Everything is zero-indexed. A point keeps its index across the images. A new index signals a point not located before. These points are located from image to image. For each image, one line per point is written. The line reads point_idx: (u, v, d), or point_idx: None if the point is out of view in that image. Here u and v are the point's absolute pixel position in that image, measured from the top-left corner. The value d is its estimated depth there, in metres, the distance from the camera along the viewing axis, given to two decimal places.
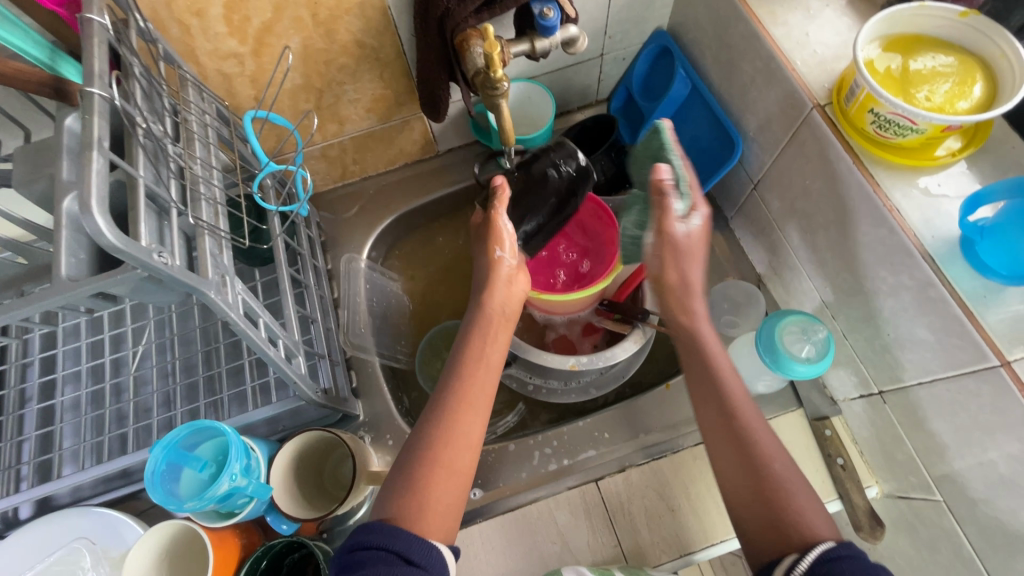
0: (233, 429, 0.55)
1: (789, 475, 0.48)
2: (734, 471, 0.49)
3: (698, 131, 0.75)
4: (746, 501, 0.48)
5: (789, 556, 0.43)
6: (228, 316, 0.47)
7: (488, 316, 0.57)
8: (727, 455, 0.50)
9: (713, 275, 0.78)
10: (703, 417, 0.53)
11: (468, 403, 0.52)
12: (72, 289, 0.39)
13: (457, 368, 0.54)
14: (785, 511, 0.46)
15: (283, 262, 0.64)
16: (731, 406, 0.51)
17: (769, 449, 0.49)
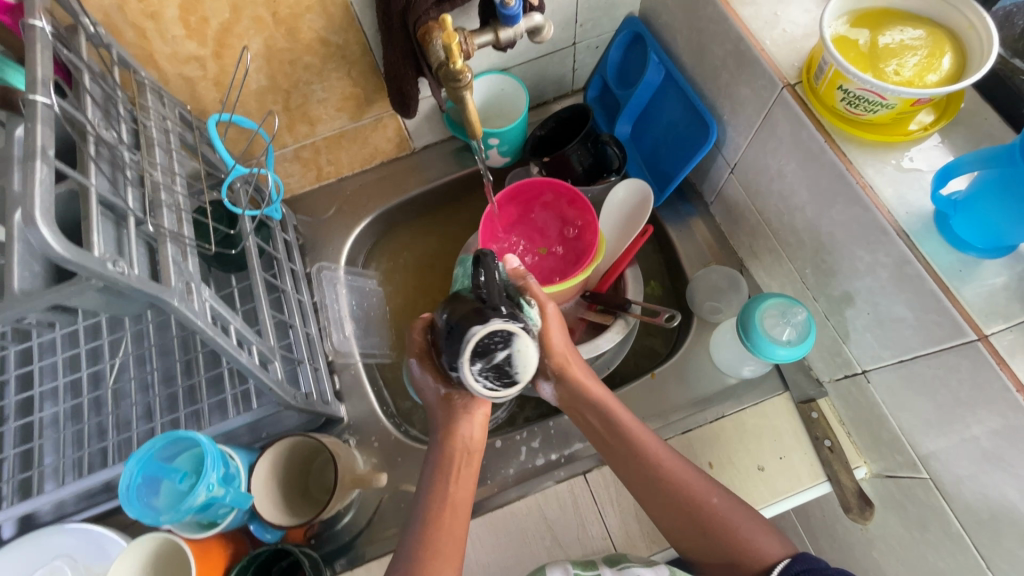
0: (208, 438, 0.54)
1: (725, 505, 0.54)
2: (675, 520, 0.55)
3: (673, 117, 0.74)
4: (697, 541, 0.54)
5: None
6: (194, 325, 0.46)
7: (453, 453, 0.58)
8: (664, 508, 0.55)
9: (695, 261, 0.77)
10: (653, 506, 0.56)
11: (434, 552, 0.52)
12: (25, 304, 0.38)
13: (424, 513, 0.55)
14: (730, 541, 0.52)
15: (256, 267, 0.63)
16: (673, 487, 0.55)
17: (717, 505, 0.54)
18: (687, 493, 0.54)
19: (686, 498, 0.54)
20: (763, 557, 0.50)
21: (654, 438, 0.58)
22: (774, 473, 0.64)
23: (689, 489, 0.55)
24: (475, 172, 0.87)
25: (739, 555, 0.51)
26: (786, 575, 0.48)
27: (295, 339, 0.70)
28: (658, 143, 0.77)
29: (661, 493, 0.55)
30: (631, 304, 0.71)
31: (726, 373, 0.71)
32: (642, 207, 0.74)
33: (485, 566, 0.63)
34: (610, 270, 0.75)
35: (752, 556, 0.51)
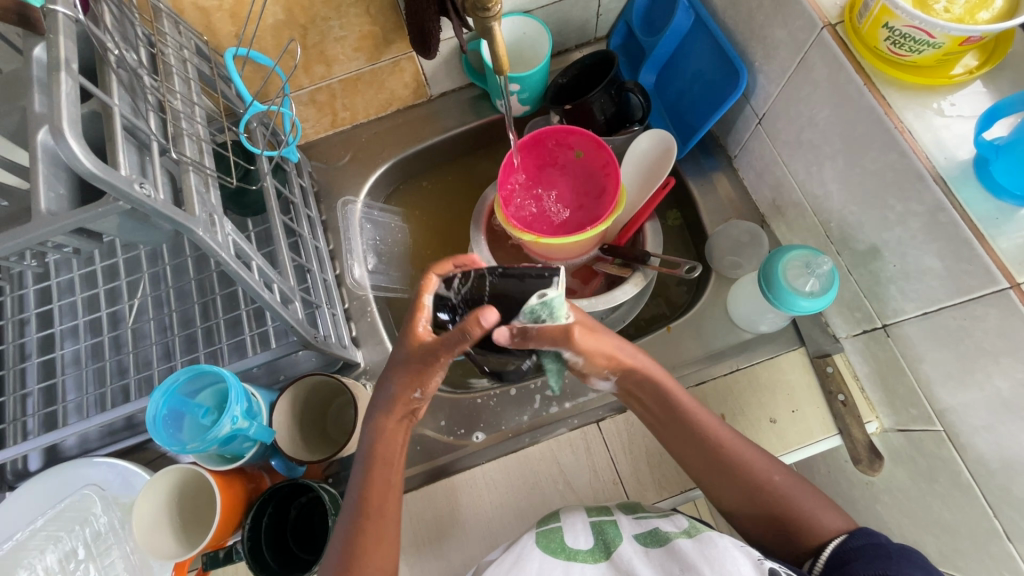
0: (231, 373, 0.55)
1: (786, 482, 0.54)
2: (740, 500, 0.55)
3: (701, 65, 0.71)
4: (758, 516, 0.54)
5: (808, 560, 0.50)
6: (219, 256, 0.45)
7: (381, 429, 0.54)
8: (726, 487, 0.55)
9: (715, 217, 0.76)
10: (724, 491, 0.55)
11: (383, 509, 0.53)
12: (54, 223, 0.38)
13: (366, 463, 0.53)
14: (792, 516, 0.53)
15: (275, 208, 0.62)
16: (744, 471, 0.55)
17: (786, 487, 0.54)
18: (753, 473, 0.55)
19: (749, 478, 0.55)
20: (823, 530, 0.51)
21: (723, 424, 0.58)
22: (786, 424, 0.65)
23: (752, 469, 0.55)
24: (492, 122, 0.85)
25: (801, 530, 0.52)
26: (840, 551, 0.49)
27: (312, 284, 0.70)
28: (683, 93, 0.75)
29: (729, 474, 0.55)
30: (650, 256, 0.70)
31: (742, 328, 0.71)
32: (665, 156, 0.72)
33: (497, 507, 0.65)
34: (629, 223, 0.74)
35: (812, 530, 0.52)
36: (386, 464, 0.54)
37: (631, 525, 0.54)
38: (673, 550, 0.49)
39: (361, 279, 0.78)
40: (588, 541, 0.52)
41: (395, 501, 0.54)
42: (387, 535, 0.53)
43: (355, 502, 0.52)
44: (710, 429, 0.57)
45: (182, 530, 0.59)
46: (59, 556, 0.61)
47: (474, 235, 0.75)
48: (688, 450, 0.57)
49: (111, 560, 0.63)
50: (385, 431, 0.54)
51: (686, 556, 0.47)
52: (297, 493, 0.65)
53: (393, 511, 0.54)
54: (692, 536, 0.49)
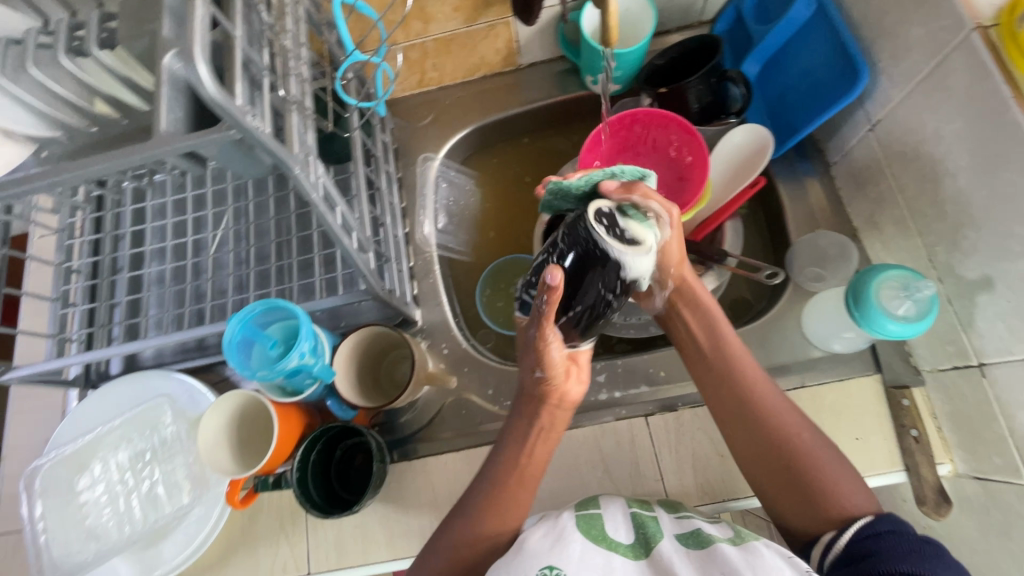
0: (303, 311, 0.57)
1: (820, 452, 0.55)
2: (766, 464, 0.56)
3: (813, 62, 0.66)
4: (783, 482, 0.55)
5: (828, 534, 0.51)
6: (310, 195, 0.47)
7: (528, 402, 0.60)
8: (749, 442, 0.57)
9: (803, 225, 0.72)
10: (746, 458, 0.57)
11: (531, 453, 0.59)
12: (169, 143, 0.40)
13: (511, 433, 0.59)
14: (817, 486, 0.53)
15: (360, 158, 0.64)
16: (775, 436, 0.56)
17: (821, 456, 0.54)
18: (781, 434, 0.56)
19: (777, 434, 0.56)
20: (846, 505, 0.52)
21: (772, 386, 0.59)
22: (847, 451, 0.62)
23: (785, 421, 0.57)
24: (578, 98, 0.83)
25: (824, 499, 0.53)
26: (857, 538, 0.49)
27: (384, 237, 0.71)
28: (788, 90, 0.70)
29: (755, 429, 0.57)
30: (727, 256, 0.67)
31: (813, 344, 0.67)
32: (759, 155, 0.68)
33: None
34: (710, 219, 0.71)
35: (836, 501, 0.52)
36: (529, 436, 0.59)
37: (672, 524, 0.53)
38: (714, 553, 0.48)
39: (430, 236, 0.79)
40: (629, 535, 0.52)
41: (541, 448, 0.59)
42: (528, 482, 0.58)
43: (507, 437, 0.60)
44: (748, 376, 0.59)
45: (240, 453, 0.63)
46: (131, 454, 0.68)
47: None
48: (719, 394, 0.59)
49: (173, 466, 0.68)
50: (529, 411, 0.59)
51: (730, 560, 0.47)
52: (345, 436, 0.68)
53: (539, 462, 0.59)
54: (737, 543, 0.49)
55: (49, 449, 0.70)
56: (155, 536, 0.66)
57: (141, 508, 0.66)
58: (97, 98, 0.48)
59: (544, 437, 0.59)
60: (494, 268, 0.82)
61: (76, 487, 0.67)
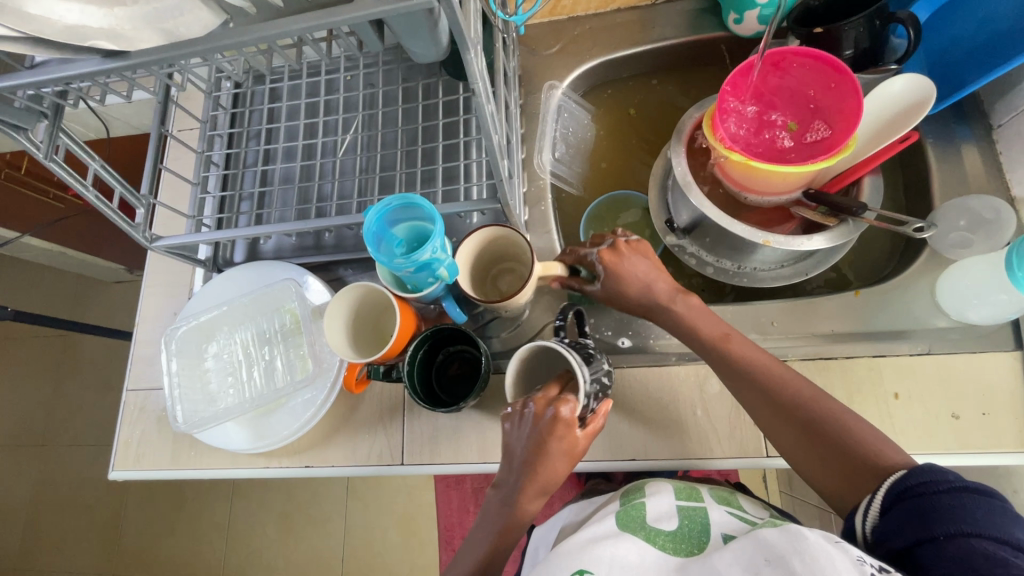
0: (437, 209, 0.59)
1: (862, 427, 0.53)
2: (812, 449, 0.54)
3: (1001, 9, 0.60)
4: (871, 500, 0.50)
5: (872, 497, 0.48)
6: (478, 82, 0.48)
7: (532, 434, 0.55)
8: (788, 431, 0.55)
9: (950, 189, 0.67)
10: (785, 438, 0.55)
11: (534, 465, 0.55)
12: (371, 7, 0.42)
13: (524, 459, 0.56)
14: (869, 462, 0.50)
15: (501, 69, 0.64)
16: (812, 423, 0.54)
17: (867, 436, 0.52)
18: (811, 411, 0.55)
19: (811, 416, 0.55)
20: (888, 461, 0.49)
21: (791, 373, 0.58)
22: (970, 424, 0.59)
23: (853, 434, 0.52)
24: (714, 39, 0.80)
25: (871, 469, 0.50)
26: (899, 491, 0.45)
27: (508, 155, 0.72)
28: (960, 40, 0.65)
29: (792, 423, 0.55)
30: (866, 210, 0.63)
31: (946, 313, 0.64)
32: (916, 109, 0.63)
33: (630, 410, 0.67)
34: (846, 172, 0.68)
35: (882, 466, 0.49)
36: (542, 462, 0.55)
37: (721, 524, 0.54)
38: (758, 539, 0.46)
39: (546, 164, 0.80)
40: (672, 523, 0.54)
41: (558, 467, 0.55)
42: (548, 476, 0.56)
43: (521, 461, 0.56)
44: (780, 378, 0.58)
45: (353, 339, 0.66)
46: (257, 331, 0.74)
47: (673, 147, 0.70)
48: (752, 391, 0.58)
49: (293, 345, 0.73)
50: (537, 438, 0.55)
51: (771, 546, 0.44)
52: (448, 341, 0.70)
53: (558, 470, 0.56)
54: (781, 528, 0.46)
55: (181, 316, 0.76)
56: (268, 407, 0.71)
57: (259, 380, 0.72)
58: None
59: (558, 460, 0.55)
60: (596, 207, 0.81)
61: (205, 352, 0.74)
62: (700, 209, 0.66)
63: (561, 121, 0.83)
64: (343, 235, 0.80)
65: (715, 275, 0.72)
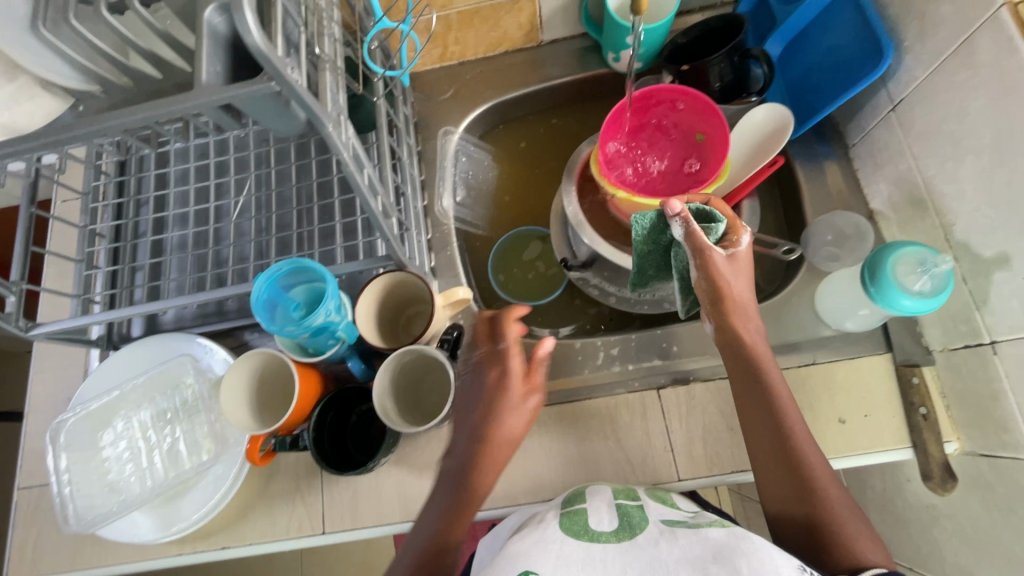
0: (328, 272, 0.58)
1: (839, 499, 0.51)
2: (789, 497, 0.53)
3: (838, 41, 0.66)
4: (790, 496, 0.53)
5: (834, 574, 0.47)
6: (342, 154, 0.48)
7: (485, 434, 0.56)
8: (776, 474, 0.54)
9: (819, 205, 0.72)
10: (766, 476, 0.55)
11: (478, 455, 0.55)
12: (212, 95, 0.41)
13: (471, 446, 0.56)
14: (837, 538, 0.49)
15: (384, 125, 0.65)
16: (799, 464, 0.53)
17: (836, 506, 0.51)
18: (804, 464, 0.53)
19: (802, 469, 0.53)
20: (859, 559, 0.47)
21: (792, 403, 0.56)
22: (855, 427, 0.63)
23: (795, 442, 0.54)
24: (599, 76, 0.83)
25: (831, 543, 0.49)
26: None
27: (404, 207, 0.72)
28: (810, 70, 0.70)
29: (781, 465, 0.54)
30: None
31: (826, 323, 0.68)
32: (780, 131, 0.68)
33: (547, 450, 0.67)
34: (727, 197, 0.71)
35: (846, 554, 0.48)
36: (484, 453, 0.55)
37: (658, 515, 0.53)
38: (705, 534, 0.46)
39: (448, 209, 0.80)
40: (613, 523, 0.52)
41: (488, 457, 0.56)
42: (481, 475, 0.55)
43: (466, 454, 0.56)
44: (783, 418, 0.55)
45: (258, 411, 0.64)
46: (154, 412, 0.70)
47: (565, 186, 0.73)
48: (753, 418, 0.56)
49: (195, 424, 0.69)
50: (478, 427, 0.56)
51: (720, 539, 0.44)
52: (361, 400, 0.69)
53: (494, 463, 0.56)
54: (726, 525, 0.46)
55: (71, 406, 0.71)
56: (172, 492, 0.67)
57: (161, 464, 0.68)
58: (133, 53, 0.49)
59: (491, 450, 0.56)
60: (498, 248, 0.83)
61: (98, 442, 0.69)
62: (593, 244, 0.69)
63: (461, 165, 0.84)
64: (246, 300, 0.77)
65: (617, 305, 0.75)
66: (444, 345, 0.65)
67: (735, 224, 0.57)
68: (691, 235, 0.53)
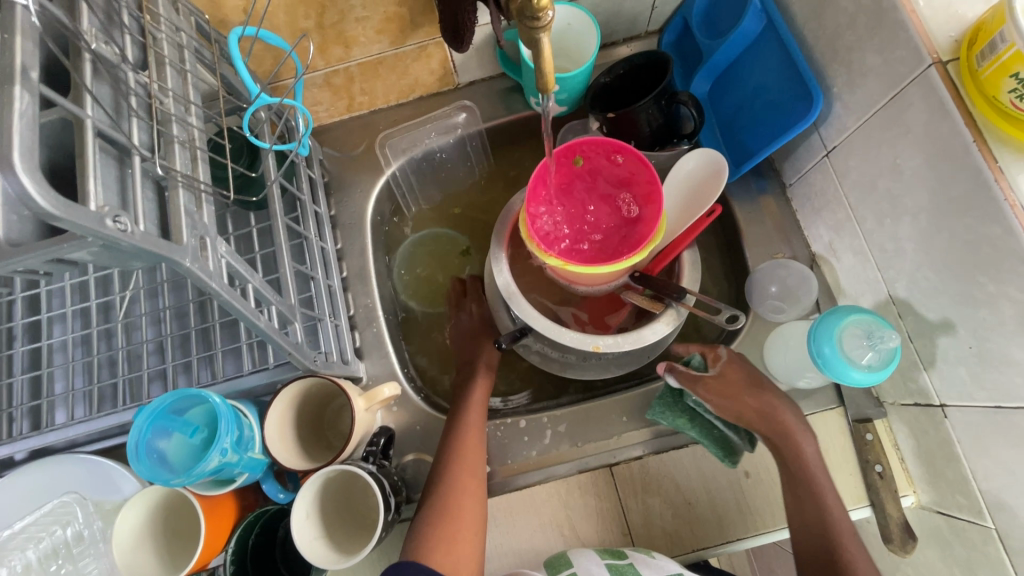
0: (220, 400, 0.50)
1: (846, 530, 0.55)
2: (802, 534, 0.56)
3: (765, 80, 0.61)
4: (803, 524, 0.56)
5: None
6: (208, 287, 0.40)
7: (463, 433, 0.61)
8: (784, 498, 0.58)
9: (761, 250, 0.69)
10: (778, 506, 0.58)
11: (467, 461, 0.60)
12: (18, 257, 0.31)
13: (450, 453, 0.60)
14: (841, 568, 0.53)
15: (278, 210, 0.57)
16: (809, 490, 0.56)
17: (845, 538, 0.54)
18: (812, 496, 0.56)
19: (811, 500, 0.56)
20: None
21: (812, 442, 0.58)
22: None
23: (796, 461, 0.57)
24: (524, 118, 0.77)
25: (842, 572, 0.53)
26: None
27: (316, 292, 0.64)
28: (740, 108, 0.66)
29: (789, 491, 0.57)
30: (685, 293, 0.61)
31: (777, 380, 0.65)
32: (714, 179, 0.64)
33: (499, 546, 0.62)
34: (666, 250, 0.64)
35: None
36: (467, 455, 0.60)
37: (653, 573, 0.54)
38: None
39: (371, 280, 0.73)
40: None
41: (474, 466, 0.60)
42: (474, 477, 0.59)
43: (448, 463, 0.59)
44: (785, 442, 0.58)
45: (165, 547, 0.56)
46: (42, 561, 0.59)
47: (494, 252, 0.65)
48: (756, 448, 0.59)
49: None
50: (465, 429, 0.62)
51: None
52: (286, 513, 0.62)
53: (476, 460, 0.60)
54: None
55: None
56: None
57: None
58: None
59: (471, 446, 0.61)
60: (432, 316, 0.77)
61: None
62: (531, 323, 0.63)
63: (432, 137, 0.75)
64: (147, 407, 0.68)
65: (562, 371, 0.70)
66: (371, 457, 0.59)
67: (710, 349, 0.64)
68: (682, 373, 0.61)
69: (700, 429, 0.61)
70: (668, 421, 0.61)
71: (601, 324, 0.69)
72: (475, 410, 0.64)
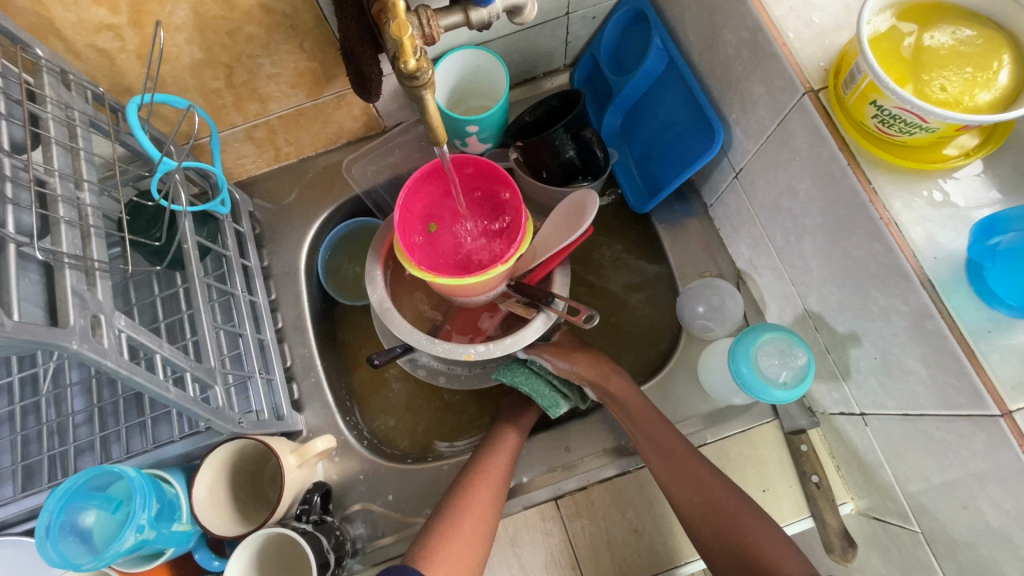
0: (136, 474, 0.49)
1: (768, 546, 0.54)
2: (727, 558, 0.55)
3: (672, 114, 0.64)
4: (716, 545, 0.55)
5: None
6: (104, 367, 0.39)
7: (474, 476, 0.59)
8: (703, 521, 0.56)
9: (689, 270, 0.70)
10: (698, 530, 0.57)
11: (472, 507, 0.57)
12: None
13: (455, 497, 0.58)
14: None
15: (195, 269, 0.54)
16: (725, 511, 0.56)
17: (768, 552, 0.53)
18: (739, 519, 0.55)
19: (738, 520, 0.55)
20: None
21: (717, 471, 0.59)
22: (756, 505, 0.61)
23: (710, 486, 0.57)
24: None
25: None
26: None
27: (246, 348, 0.63)
28: (652, 140, 0.68)
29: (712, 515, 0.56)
30: (554, 298, 0.61)
31: (713, 398, 0.66)
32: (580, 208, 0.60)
33: None
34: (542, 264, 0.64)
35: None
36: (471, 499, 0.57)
37: None
38: None
39: (308, 330, 0.72)
40: None
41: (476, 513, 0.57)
42: (471, 525, 0.56)
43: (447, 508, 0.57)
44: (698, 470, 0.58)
45: None
46: None
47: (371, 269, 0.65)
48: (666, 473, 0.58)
49: None
50: (479, 471, 0.60)
51: None
52: None
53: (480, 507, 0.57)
54: None
55: None
56: None
57: None
58: None
59: (478, 491, 0.58)
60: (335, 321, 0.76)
61: None
62: (403, 337, 0.62)
63: (391, 156, 0.77)
64: None
65: (448, 383, 0.70)
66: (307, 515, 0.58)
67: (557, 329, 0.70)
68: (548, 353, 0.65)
69: (533, 384, 0.64)
70: (506, 376, 0.66)
71: (474, 330, 0.69)
72: (500, 456, 0.61)
